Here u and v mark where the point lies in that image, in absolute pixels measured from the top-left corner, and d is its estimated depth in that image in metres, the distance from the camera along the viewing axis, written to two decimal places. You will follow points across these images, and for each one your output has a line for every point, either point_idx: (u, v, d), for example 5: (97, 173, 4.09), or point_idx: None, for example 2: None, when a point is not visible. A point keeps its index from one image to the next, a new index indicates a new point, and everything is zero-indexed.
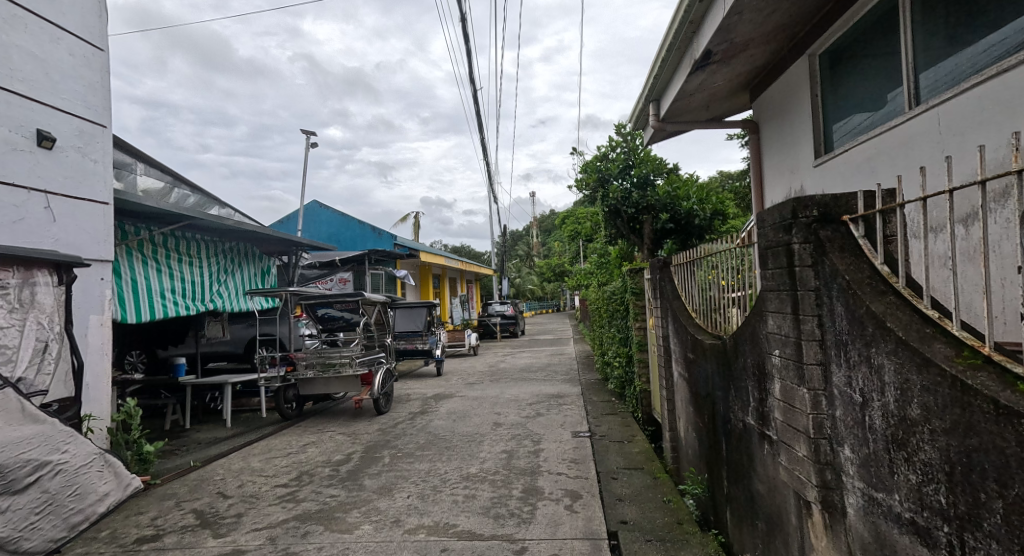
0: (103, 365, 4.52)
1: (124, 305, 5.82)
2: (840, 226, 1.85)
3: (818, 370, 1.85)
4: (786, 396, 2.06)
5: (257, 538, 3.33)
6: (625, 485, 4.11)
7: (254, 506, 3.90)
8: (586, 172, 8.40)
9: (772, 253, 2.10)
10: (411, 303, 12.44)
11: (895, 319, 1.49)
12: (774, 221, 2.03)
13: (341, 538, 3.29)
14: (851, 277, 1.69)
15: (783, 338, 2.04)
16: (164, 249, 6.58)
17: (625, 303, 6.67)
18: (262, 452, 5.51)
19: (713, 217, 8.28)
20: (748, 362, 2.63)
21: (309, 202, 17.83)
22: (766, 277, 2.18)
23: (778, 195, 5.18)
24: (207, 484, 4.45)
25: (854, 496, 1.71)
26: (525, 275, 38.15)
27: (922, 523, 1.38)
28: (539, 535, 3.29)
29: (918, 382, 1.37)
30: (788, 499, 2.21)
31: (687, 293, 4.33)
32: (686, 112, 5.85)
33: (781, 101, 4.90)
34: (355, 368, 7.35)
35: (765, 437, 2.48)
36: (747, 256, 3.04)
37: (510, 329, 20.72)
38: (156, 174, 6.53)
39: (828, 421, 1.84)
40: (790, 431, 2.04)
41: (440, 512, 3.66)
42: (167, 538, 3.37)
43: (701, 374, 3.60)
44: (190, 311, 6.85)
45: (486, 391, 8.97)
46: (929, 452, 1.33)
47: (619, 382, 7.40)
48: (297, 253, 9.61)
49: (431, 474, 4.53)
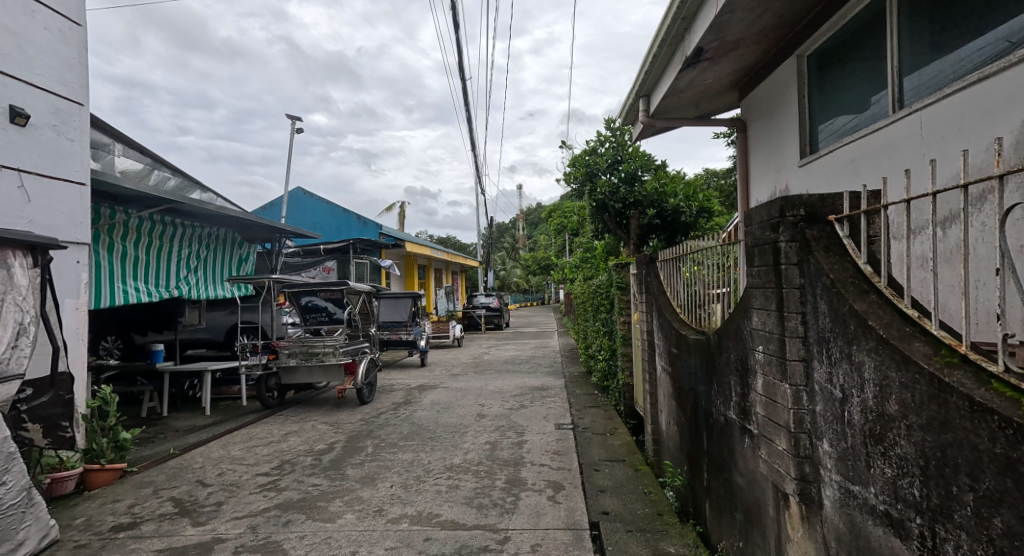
0: (78, 349, 4.41)
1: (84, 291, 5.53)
2: (825, 224, 1.89)
3: (800, 366, 1.90)
4: (768, 390, 2.11)
5: (237, 526, 3.30)
6: (607, 477, 4.17)
7: (235, 494, 3.86)
8: (574, 166, 8.44)
9: (758, 251, 2.13)
10: (396, 293, 12.35)
11: (876, 317, 1.53)
12: (762, 218, 2.07)
13: (323, 527, 3.28)
14: (836, 276, 1.71)
15: (767, 334, 2.08)
16: (131, 232, 6.35)
17: (611, 297, 6.71)
18: (243, 440, 5.46)
19: (700, 214, 8.29)
20: (732, 358, 2.69)
21: (297, 188, 17.25)
22: (751, 274, 2.22)
23: (764, 194, 5.24)
24: (186, 472, 4.38)
25: (831, 488, 1.76)
26: (508, 269, 38.32)
27: (896, 514, 1.43)
28: (521, 525, 3.32)
29: (897, 379, 1.40)
30: (766, 491, 2.27)
31: (673, 289, 4.37)
32: (676, 108, 5.88)
33: (769, 101, 4.94)
34: (338, 357, 7.30)
35: (745, 431, 2.54)
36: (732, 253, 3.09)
37: (495, 321, 20.75)
38: (134, 155, 6.35)
39: (808, 416, 1.89)
40: (771, 425, 2.09)
41: (423, 502, 3.67)
42: (144, 526, 3.32)
43: (684, 369, 3.67)
44: (152, 298, 6.54)
45: (470, 383, 9.00)
46: (905, 447, 1.37)
47: (602, 375, 7.47)
48: (280, 240, 9.48)
49: (414, 464, 4.54)
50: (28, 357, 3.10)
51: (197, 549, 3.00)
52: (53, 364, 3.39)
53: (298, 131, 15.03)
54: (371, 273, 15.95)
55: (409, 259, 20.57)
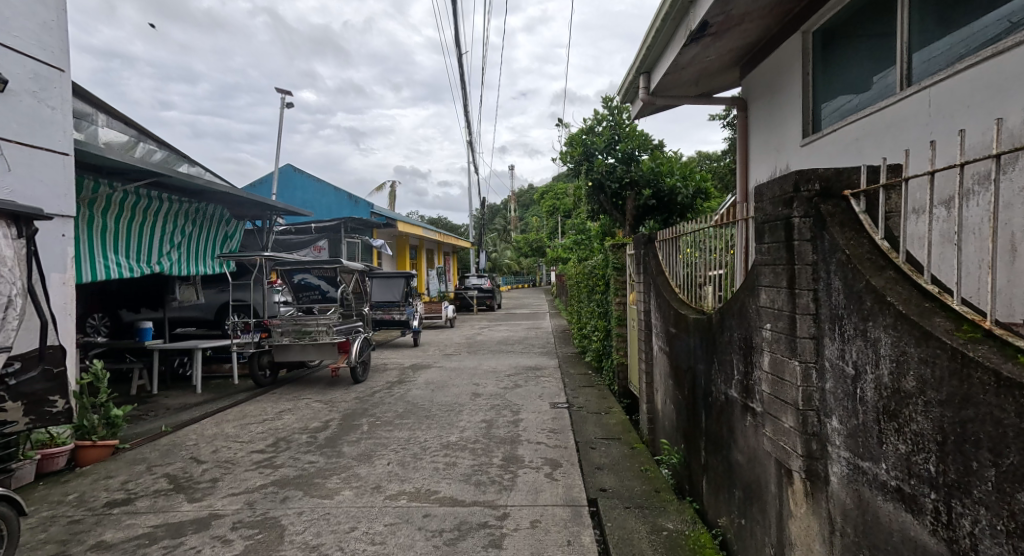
0: (67, 325, 4.31)
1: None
2: (840, 200, 1.86)
3: (811, 343, 1.88)
4: (775, 368, 2.10)
5: (234, 502, 3.27)
6: (604, 455, 4.19)
7: (230, 471, 3.83)
8: (571, 145, 8.36)
9: (769, 227, 2.10)
10: (389, 272, 12.22)
11: (894, 293, 1.50)
12: (774, 195, 2.04)
13: (321, 503, 3.27)
14: (851, 251, 1.68)
15: (776, 312, 2.06)
16: (114, 206, 6.18)
17: (606, 277, 6.68)
18: (236, 418, 5.41)
19: (696, 195, 8.22)
20: (734, 337, 2.69)
21: (286, 165, 16.94)
22: (761, 251, 2.19)
23: (763, 174, 5.20)
24: (179, 449, 4.33)
25: (838, 464, 1.76)
26: (500, 251, 38.22)
27: (908, 490, 1.41)
28: (520, 501, 3.33)
29: (915, 354, 1.38)
30: (769, 469, 2.29)
31: (671, 269, 4.35)
32: (675, 86, 5.78)
33: (772, 79, 4.88)
34: (332, 336, 7.22)
35: (747, 409, 2.55)
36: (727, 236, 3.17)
37: (488, 302, 20.69)
38: (118, 126, 6.08)
39: (817, 394, 1.88)
40: (777, 403, 2.09)
41: (420, 479, 3.66)
42: (139, 502, 3.28)
43: (683, 347, 3.66)
44: (133, 274, 6.38)
45: (464, 362, 9.01)
46: (922, 423, 1.35)
47: (597, 355, 7.48)
48: (271, 218, 9.33)
49: (411, 442, 4.53)
50: (14, 331, 3.01)
51: (194, 525, 2.96)
52: (41, 338, 3.30)
53: (288, 106, 14.69)
54: (363, 252, 15.85)
55: (401, 238, 20.40)
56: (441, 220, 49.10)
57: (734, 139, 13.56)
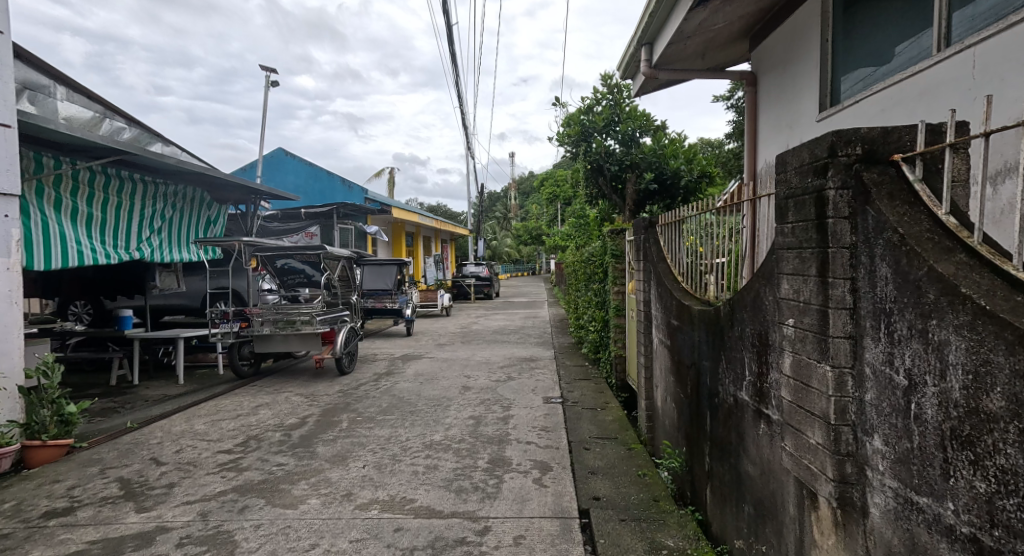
0: (13, 315, 3.90)
1: (29, 250, 4.97)
2: (888, 166, 1.50)
3: (846, 344, 1.54)
4: (798, 372, 1.76)
5: (186, 513, 2.94)
6: (598, 456, 3.87)
7: (190, 475, 3.51)
8: (569, 125, 7.95)
9: (795, 203, 1.75)
10: (381, 260, 11.86)
11: (970, 284, 1.14)
12: (803, 162, 1.68)
13: (282, 514, 2.95)
14: (906, 230, 1.33)
15: (802, 307, 1.71)
16: (83, 186, 5.78)
17: (604, 264, 6.32)
18: (208, 414, 5.09)
19: (700, 179, 7.83)
20: (747, 331, 2.34)
21: (278, 149, 16.49)
22: (783, 232, 1.84)
23: (774, 154, 4.82)
24: (140, 449, 4.00)
25: (881, 495, 1.42)
26: (500, 238, 37.80)
27: (989, 543, 1.07)
28: (503, 513, 3.00)
29: (1004, 366, 1.03)
30: (787, 488, 1.96)
31: (673, 255, 3.98)
32: (680, 58, 5.37)
33: (786, 49, 4.47)
34: (316, 326, 6.87)
35: (761, 415, 2.22)
36: (729, 223, 2.91)
37: (485, 290, 20.36)
38: (80, 100, 5.63)
39: (854, 405, 1.53)
40: (801, 414, 1.75)
41: (396, 486, 3.34)
42: (81, 512, 2.95)
43: (686, 341, 3.31)
44: (112, 260, 6.01)
45: (456, 353, 8.69)
46: (1014, 458, 1.01)
47: (593, 346, 7.17)
48: (256, 202, 8.93)
49: (391, 441, 4.21)
50: None
51: (136, 541, 2.64)
52: None
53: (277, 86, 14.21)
54: (356, 239, 15.49)
55: (396, 225, 20.00)
56: (440, 208, 48.65)
57: (738, 122, 13.12)
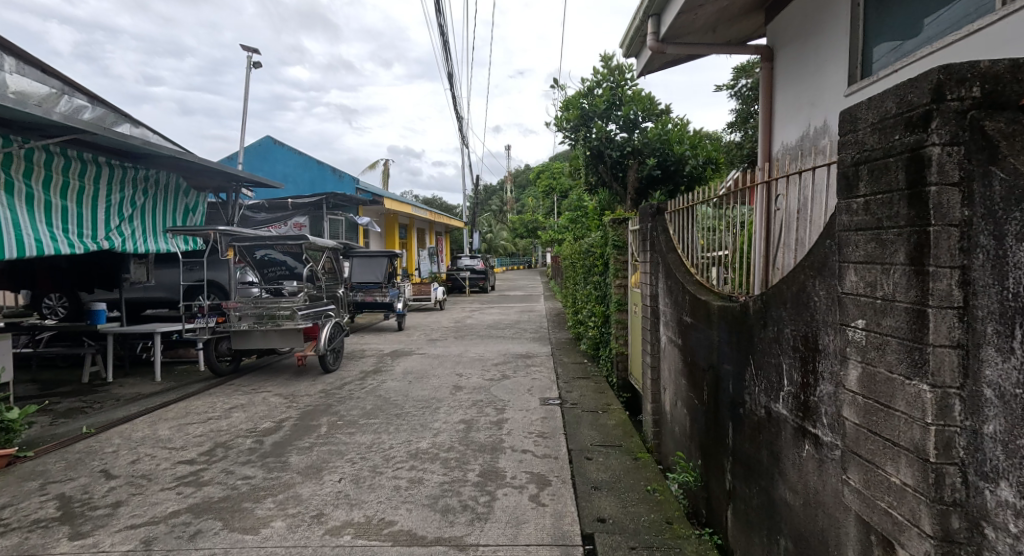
0: None
1: None
2: (1017, 113, 1.09)
3: (954, 356, 1.14)
4: (872, 388, 1.37)
5: (127, 541, 2.53)
6: (602, 468, 3.49)
7: (141, 492, 3.09)
8: (568, 109, 7.51)
9: (871, 170, 1.35)
10: (370, 252, 11.42)
11: None
12: (887, 115, 1.28)
13: (240, 541, 2.55)
14: None
15: (881, 306, 1.32)
16: (39, 168, 5.30)
17: (605, 256, 5.92)
18: (175, 417, 4.66)
19: (706, 165, 7.40)
20: (786, 332, 1.94)
21: (266, 138, 15.95)
22: (850, 209, 1.44)
23: (793, 134, 4.43)
24: (91, 459, 3.59)
25: None
26: (495, 231, 37.35)
27: None
28: (495, 539, 2.61)
29: None
30: (846, 528, 1.58)
31: (685, 244, 3.56)
32: (689, 32, 4.94)
33: (808, 18, 4.06)
34: (297, 321, 6.45)
35: (804, 434, 1.84)
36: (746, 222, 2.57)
37: (480, 284, 19.92)
38: (34, 75, 5.16)
39: (964, 438, 1.14)
40: (874, 443, 1.36)
41: (374, 505, 2.94)
42: (3, 540, 2.53)
43: (703, 341, 2.91)
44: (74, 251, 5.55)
45: (448, 349, 8.28)
46: None
47: (592, 342, 6.79)
48: (236, 190, 8.43)
49: (372, 450, 3.81)
50: None
51: None
52: None
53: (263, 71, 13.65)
54: (347, 231, 15.05)
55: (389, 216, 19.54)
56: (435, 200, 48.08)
57: (741, 111, 12.70)
